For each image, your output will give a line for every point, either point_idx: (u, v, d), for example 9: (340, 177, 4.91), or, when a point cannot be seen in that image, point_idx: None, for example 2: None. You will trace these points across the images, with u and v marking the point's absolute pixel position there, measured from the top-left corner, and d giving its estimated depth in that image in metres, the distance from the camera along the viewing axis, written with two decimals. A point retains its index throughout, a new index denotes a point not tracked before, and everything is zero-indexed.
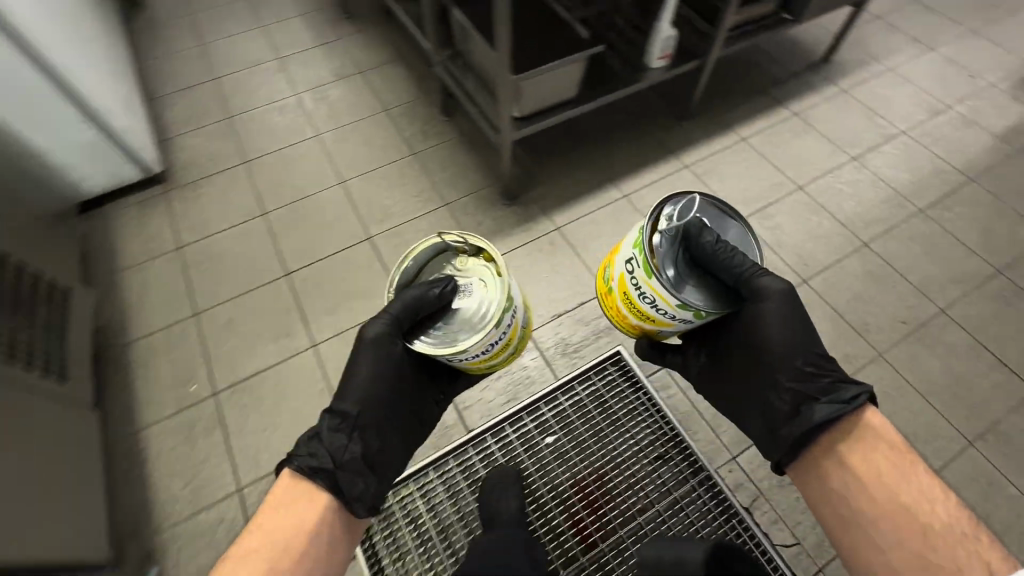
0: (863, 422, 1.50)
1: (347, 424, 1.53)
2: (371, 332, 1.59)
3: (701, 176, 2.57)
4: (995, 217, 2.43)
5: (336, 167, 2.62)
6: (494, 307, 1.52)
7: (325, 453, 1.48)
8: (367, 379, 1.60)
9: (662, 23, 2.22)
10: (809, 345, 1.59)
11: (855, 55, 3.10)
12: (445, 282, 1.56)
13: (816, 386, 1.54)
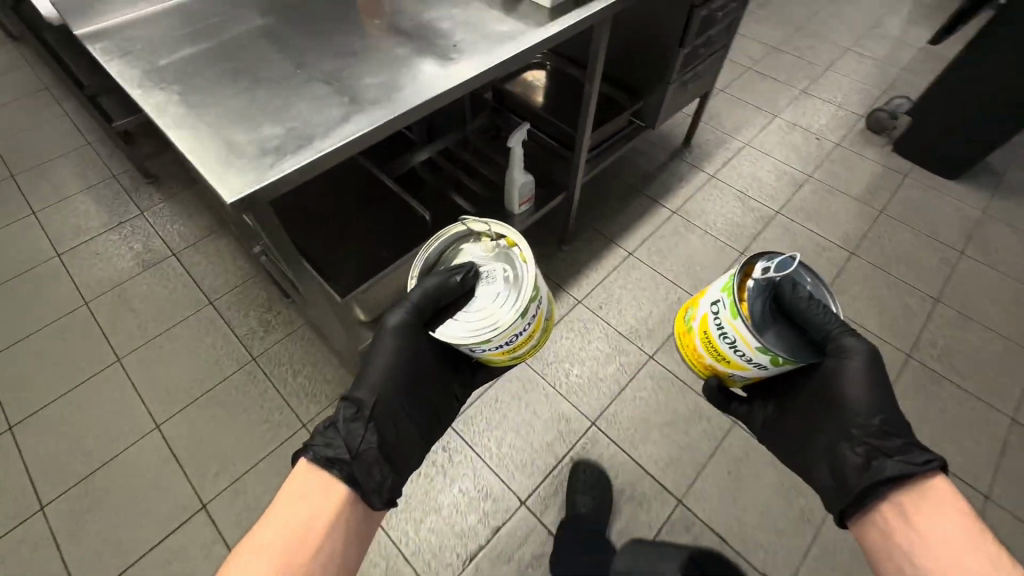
0: (928, 486, 1.14)
1: (357, 411, 1.34)
2: (389, 322, 1.47)
3: (597, 311, 2.28)
4: (883, 290, 2.39)
5: (148, 402, 1.99)
6: (515, 288, 1.44)
7: (338, 441, 1.27)
8: (395, 361, 1.46)
9: (514, 172, 1.92)
10: (895, 412, 1.27)
11: (713, 135, 3.07)
12: (509, 249, 1.52)
13: (884, 431, 1.22)
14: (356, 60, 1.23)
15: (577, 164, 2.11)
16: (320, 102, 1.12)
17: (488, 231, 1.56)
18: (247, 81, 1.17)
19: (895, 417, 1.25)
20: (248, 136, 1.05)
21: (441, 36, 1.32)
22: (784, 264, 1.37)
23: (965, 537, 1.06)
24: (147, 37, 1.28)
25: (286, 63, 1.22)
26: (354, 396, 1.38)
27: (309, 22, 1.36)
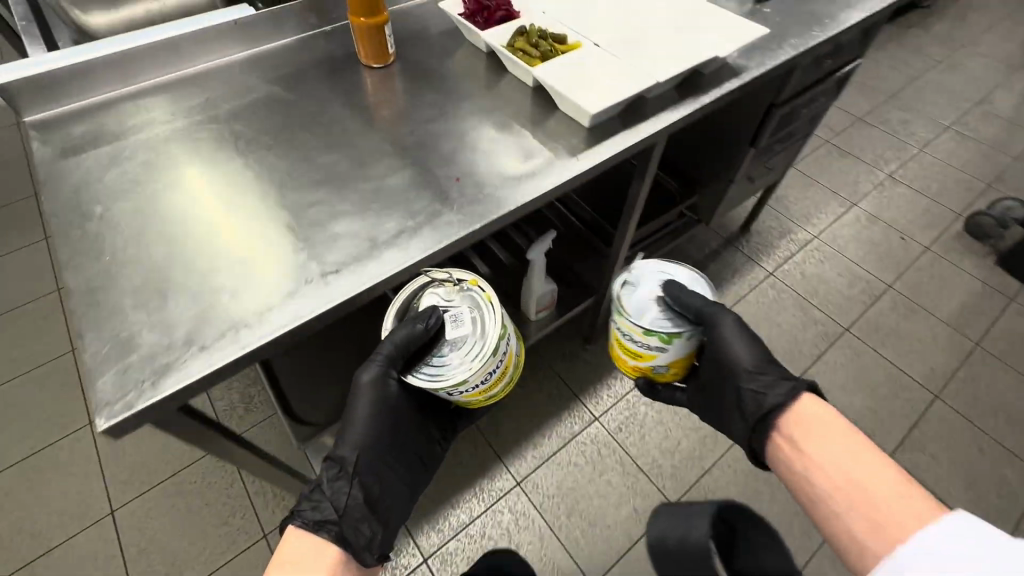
0: (805, 410, 1.09)
1: (346, 469, 1.09)
2: (363, 377, 1.13)
3: (615, 434, 1.96)
4: (974, 451, 1.96)
5: (107, 480, 1.82)
6: (487, 335, 1.15)
7: (326, 503, 1.04)
8: (374, 416, 1.15)
9: (534, 281, 1.63)
10: (768, 360, 1.19)
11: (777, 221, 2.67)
12: (472, 294, 1.22)
13: (768, 386, 1.13)
14: (332, 191, 0.98)
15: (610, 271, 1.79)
16: (271, 257, 0.87)
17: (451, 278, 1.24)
18: (197, 211, 0.94)
19: (782, 370, 1.16)
20: (170, 304, 0.81)
21: (446, 161, 1.04)
22: (663, 272, 1.31)
23: (849, 454, 1.02)
24: (109, 133, 1.08)
25: (251, 186, 0.99)
26: (336, 453, 1.11)
27: (296, 123, 1.12)
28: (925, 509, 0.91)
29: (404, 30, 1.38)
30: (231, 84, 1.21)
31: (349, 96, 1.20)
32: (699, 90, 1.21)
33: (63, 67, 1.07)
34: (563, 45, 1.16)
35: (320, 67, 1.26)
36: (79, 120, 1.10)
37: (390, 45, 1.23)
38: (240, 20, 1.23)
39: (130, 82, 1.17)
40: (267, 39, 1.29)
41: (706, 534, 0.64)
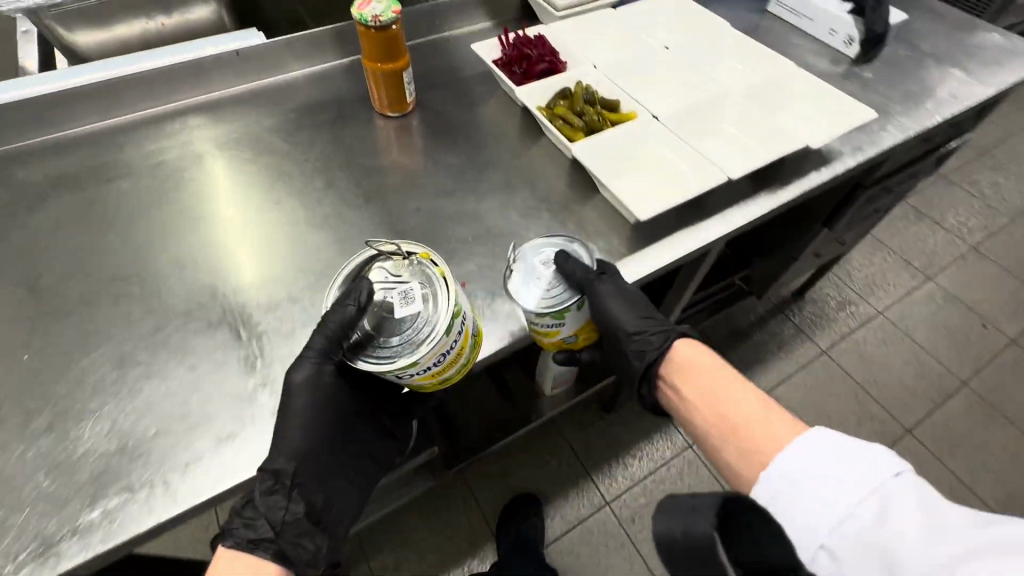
0: (686, 360, 0.83)
1: (291, 486, 0.65)
2: (295, 374, 0.67)
3: (627, 526, 1.73)
4: None
5: None
6: (434, 320, 0.63)
7: (257, 522, 0.63)
8: (308, 416, 0.67)
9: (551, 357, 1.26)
10: (644, 302, 0.83)
11: (836, 289, 2.36)
12: (427, 265, 0.66)
13: (652, 341, 0.83)
14: (311, 283, 0.80)
15: None
16: (218, 372, 0.70)
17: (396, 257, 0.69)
18: (144, 294, 0.77)
19: (660, 323, 0.85)
20: (81, 432, 0.64)
21: (453, 253, 0.86)
22: (552, 242, 0.79)
23: (715, 379, 0.80)
24: (75, 176, 0.93)
25: (216, 265, 0.81)
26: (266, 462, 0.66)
27: (287, 181, 0.95)
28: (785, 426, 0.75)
29: (431, 70, 1.19)
30: (225, 123, 1.05)
31: (355, 149, 1.02)
32: (776, 178, 0.98)
33: (34, 96, 0.93)
34: (613, 116, 0.96)
35: (329, 108, 1.09)
36: (49, 156, 0.96)
37: (410, 92, 1.05)
38: (241, 49, 1.06)
39: (114, 114, 1.02)
40: (274, 71, 1.12)
41: (721, 499, 0.53)
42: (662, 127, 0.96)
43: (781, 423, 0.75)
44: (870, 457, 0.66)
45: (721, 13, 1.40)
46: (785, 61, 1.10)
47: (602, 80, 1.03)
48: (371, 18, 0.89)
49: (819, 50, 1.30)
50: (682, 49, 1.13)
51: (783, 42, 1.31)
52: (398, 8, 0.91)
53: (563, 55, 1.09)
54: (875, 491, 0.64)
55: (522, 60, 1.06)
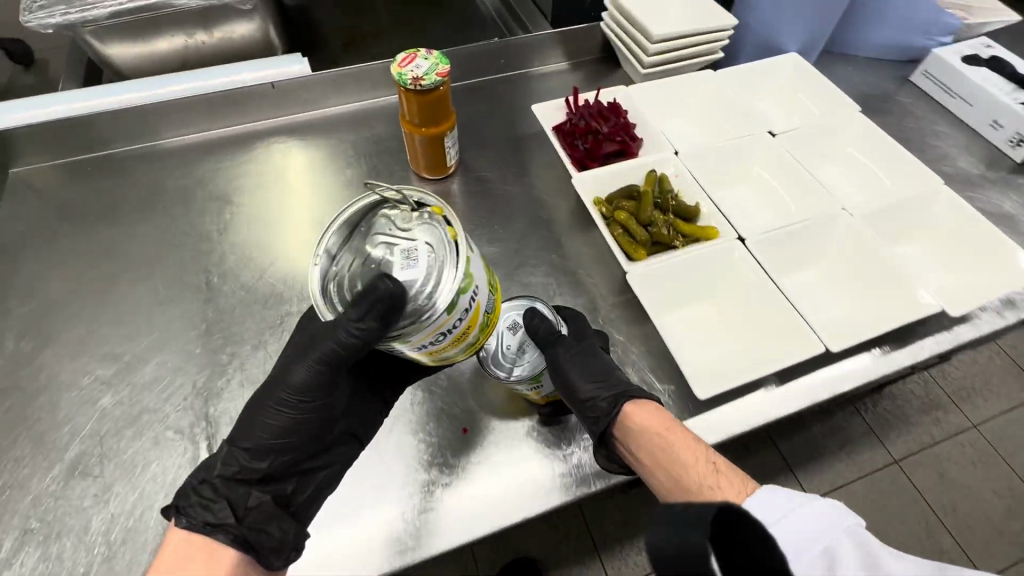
0: (639, 422, 0.60)
1: (249, 461, 0.56)
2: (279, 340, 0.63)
3: None
4: None
5: None
6: (435, 296, 0.47)
7: (208, 501, 0.54)
8: (280, 393, 0.57)
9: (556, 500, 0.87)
10: (612, 375, 0.65)
11: (928, 391, 1.47)
12: (438, 225, 0.50)
13: (606, 399, 0.63)
14: None
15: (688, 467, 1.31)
16: (170, 503, 0.61)
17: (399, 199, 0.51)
18: (117, 378, 0.69)
19: (627, 386, 0.64)
20: (13, 556, 0.57)
21: (462, 385, 0.74)
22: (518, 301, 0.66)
23: (662, 444, 0.58)
24: (89, 212, 0.88)
25: (198, 351, 0.72)
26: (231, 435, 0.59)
27: (297, 246, 0.84)
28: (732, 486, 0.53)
29: (485, 122, 1.04)
30: (251, 163, 0.95)
31: None
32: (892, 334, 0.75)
33: (56, 119, 0.88)
34: (689, 229, 0.77)
35: (363, 158, 0.97)
36: (67, 183, 0.91)
37: (451, 155, 0.90)
38: (276, 82, 0.95)
39: (141, 141, 0.96)
40: (313, 106, 1.01)
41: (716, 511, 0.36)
42: (748, 255, 0.76)
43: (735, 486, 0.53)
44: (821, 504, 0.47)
45: (848, 80, 1.14)
46: (926, 179, 0.86)
47: (683, 174, 0.83)
48: (410, 79, 0.74)
49: (972, 145, 1.03)
50: (790, 143, 0.92)
51: (923, 129, 1.05)
52: (445, 68, 0.76)
53: (640, 131, 0.90)
54: (828, 547, 0.45)
55: (586, 133, 0.86)
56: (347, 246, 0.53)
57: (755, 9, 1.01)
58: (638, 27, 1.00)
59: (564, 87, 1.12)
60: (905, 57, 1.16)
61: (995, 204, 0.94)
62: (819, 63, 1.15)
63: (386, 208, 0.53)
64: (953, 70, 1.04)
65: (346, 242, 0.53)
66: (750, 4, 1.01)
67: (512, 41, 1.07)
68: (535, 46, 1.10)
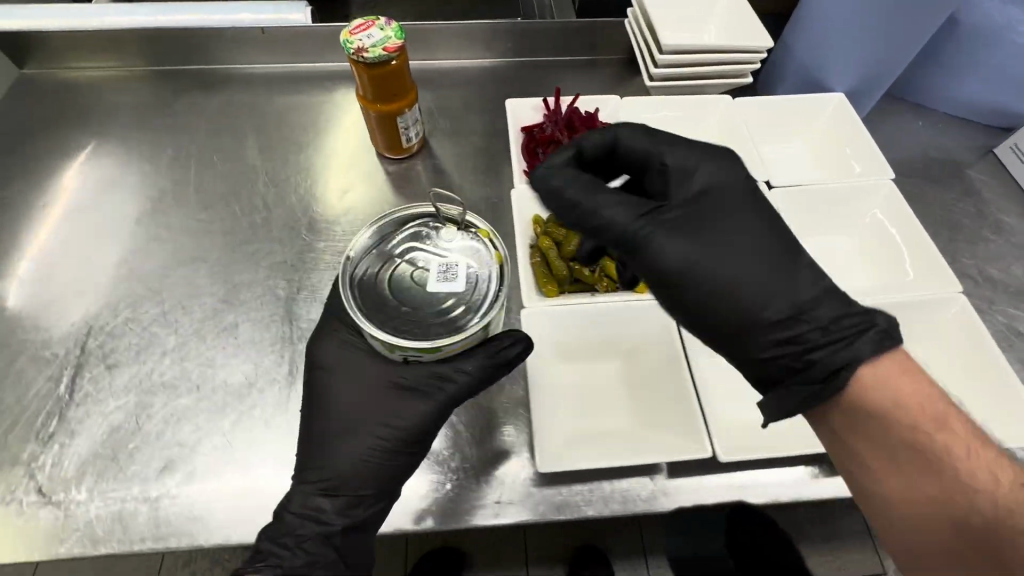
0: (878, 365, 0.46)
1: (331, 501, 0.56)
2: (325, 356, 0.61)
3: None
4: None
5: None
6: (474, 304, 0.51)
7: (293, 546, 0.54)
8: (369, 432, 0.58)
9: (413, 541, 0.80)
10: (785, 249, 0.49)
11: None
12: (475, 243, 0.54)
13: (795, 301, 0.47)
14: (164, 348, 0.68)
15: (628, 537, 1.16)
16: (21, 422, 0.63)
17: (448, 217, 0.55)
18: (28, 293, 0.73)
19: (801, 271, 0.48)
20: None
21: None
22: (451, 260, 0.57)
23: (943, 413, 0.44)
24: (70, 124, 0.91)
25: (104, 283, 0.74)
26: (298, 468, 0.58)
27: (231, 200, 0.83)
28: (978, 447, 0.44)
29: (469, 107, 0.97)
30: (224, 106, 0.95)
31: (326, 185, 0.86)
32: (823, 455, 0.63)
33: (53, 30, 0.90)
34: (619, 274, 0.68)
35: (332, 122, 0.94)
36: (56, 93, 0.94)
37: (410, 137, 0.85)
38: (266, 28, 0.93)
39: (130, 66, 0.98)
40: (301, 58, 0.99)
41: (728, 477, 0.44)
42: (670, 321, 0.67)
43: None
44: None
45: (909, 138, 0.95)
46: (940, 282, 0.69)
47: None
48: (354, 49, 0.68)
49: None
50: (787, 202, 0.77)
51: (981, 218, 0.86)
52: (396, 43, 0.69)
53: None
54: None
55: (548, 142, 0.79)
56: (381, 265, 0.54)
57: (803, 30, 0.85)
58: (653, 33, 0.87)
59: (569, 83, 1.01)
60: (996, 122, 0.94)
61: None
62: (878, 113, 0.97)
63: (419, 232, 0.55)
64: None
65: (382, 264, 0.54)
66: (806, 24, 0.83)
67: (524, 27, 0.98)
68: (546, 34, 1.00)
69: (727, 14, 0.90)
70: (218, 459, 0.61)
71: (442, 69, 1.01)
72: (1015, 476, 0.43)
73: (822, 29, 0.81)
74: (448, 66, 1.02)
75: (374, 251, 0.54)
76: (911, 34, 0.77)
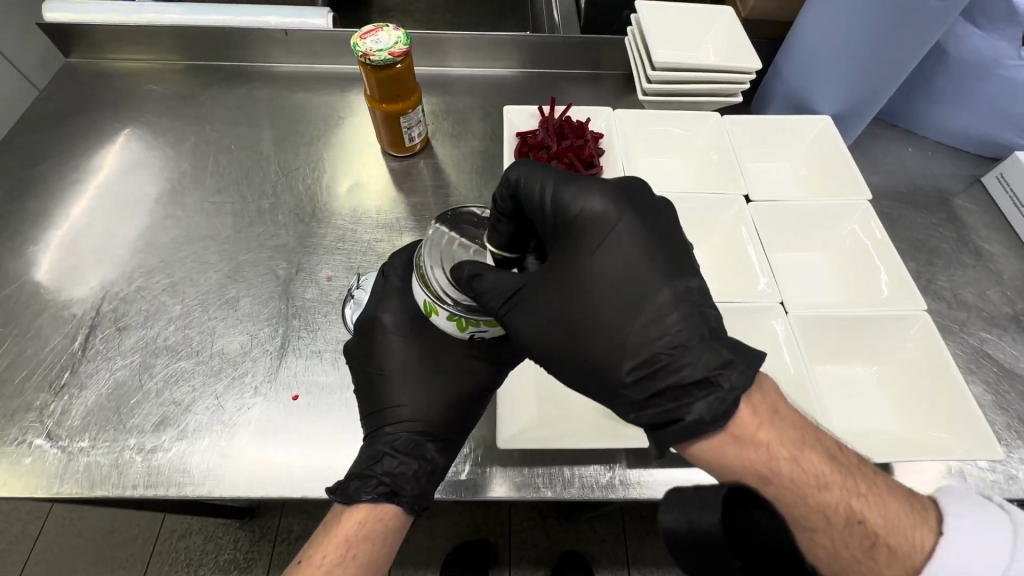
0: (708, 449, 0.44)
1: (430, 441, 0.59)
2: (389, 321, 0.62)
3: None
4: None
5: None
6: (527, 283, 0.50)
7: (412, 477, 0.56)
8: (442, 401, 0.60)
9: None
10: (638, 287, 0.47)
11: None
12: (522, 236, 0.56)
13: (643, 355, 0.46)
14: (171, 315, 0.75)
15: (604, 541, 1.18)
16: (37, 371, 0.69)
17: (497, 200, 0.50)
18: (54, 258, 0.80)
19: (644, 318, 0.46)
20: None
21: (318, 352, 0.72)
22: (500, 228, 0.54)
23: (793, 481, 0.43)
24: (103, 108, 0.99)
25: (121, 253, 0.81)
26: (389, 416, 0.60)
27: (243, 185, 0.90)
28: (839, 499, 0.43)
29: (473, 112, 1.02)
30: (245, 99, 1.01)
31: (332, 177, 0.92)
32: None
33: (97, 24, 0.99)
34: None
35: (343, 118, 1.00)
36: (95, 79, 1.03)
37: (412, 136, 0.90)
38: (289, 30, 1.00)
39: (171, 59, 1.05)
40: (319, 59, 1.05)
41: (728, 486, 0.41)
42: None
43: (915, 521, 0.43)
44: (915, 524, 0.43)
45: (897, 163, 0.97)
46: (909, 299, 0.72)
47: None
48: (363, 51, 0.73)
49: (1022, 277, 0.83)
50: (763, 217, 0.82)
51: (962, 243, 0.87)
52: (401, 48, 0.74)
53: (599, 161, 0.86)
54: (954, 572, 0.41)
55: (539, 147, 0.85)
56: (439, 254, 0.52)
57: (793, 55, 0.88)
58: (647, 51, 0.92)
59: (569, 94, 1.06)
60: (986, 152, 0.96)
61: (1014, 354, 0.76)
62: (866, 141, 1.00)
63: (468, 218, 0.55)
64: None
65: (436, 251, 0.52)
66: (796, 49, 0.87)
67: (530, 41, 1.03)
68: (551, 48, 1.05)
69: (723, 36, 0.94)
70: (210, 417, 0.67)
71: (450, 75, 1.07)
72: (846, 497, 0.43)
73: (809, 53, 0.85)
74: (457, 73, 1.07)
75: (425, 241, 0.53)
76: (894, 69, 0.80)
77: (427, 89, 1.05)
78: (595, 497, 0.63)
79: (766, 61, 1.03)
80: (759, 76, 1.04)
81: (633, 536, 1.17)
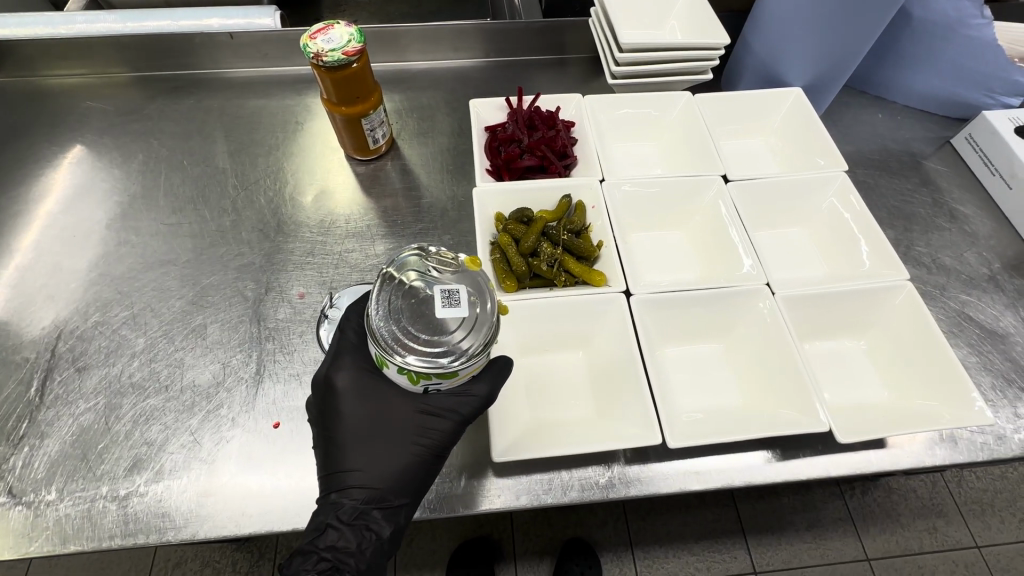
0: None
1: (377, 508, 0.56)
2: (342, 380, 0.59)
3: None
4: None
5: None
6: (474, 336, 0.46)
7: (357, 551, 0.54)
8: (406, 448, 0.57)
9: None
10: None
11: (933, 494, 1.17)
12: (479, 273, 0.49)
13: None
14: (133, 349, 0.70)
15: (607, 527, 1.16)
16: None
17: (446, 256, 0.49)
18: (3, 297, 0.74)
19: None
20: None
21: (296, 375, 0.69)
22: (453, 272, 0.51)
23: None
24: (40, 130, 0.92)
25: (74, 287, 0.75)
26: (337, 482, 0.57)
27: (201, 204, 0.84)
28: None
29: (437, 108, 0.98)
30: (195, 110, 0.95)
31: (296, 187, 0.87)
32: (777, 440, 0.65)
33: (23, 41, 0.91)
34: (576, 269, 0.70)
35: (302, 123, 0.95)
36: (27, 99, 0.95)
37: (376, 138, 0.86)
38: (234, 34, 0.93)
39: (110, 70, 0.98)
40: (270, 62, 1.00)
41: None
42: (628, 313, 0.67)
43: None
44: None
45: (869, 130, 0.97)
46: (892, 269, 0.72)
47: (599, 207, 0.76)
48: (314, 52, 0.68)
49: (996, 237, 0.84)
50: (742, 195, 0.80)
51: (937, 207, 0.88)
52: (355, 46, 0.69)
53: (572, 150, 0.83)
54: None
55: (510, 141, 0.83)
56: (389, 308, 0.48)
57: (761, 30, 0.86)
58: (613, 34, 0.89)
59: (536, 82, 1.02)
60: (954, 114, 0.96)
61: (994, 314, 0.77)
62: (837, 111, 0.99)
63: (418, 260, 0.50)
64: (1000, 140, 0.84)
65: (384, 306, 0.48)
66: (762, 25, 0.85)
67: (492, 29, 0.99)
68: (514, 35, 1.01)
69: (689, 11, 0.91)
70: (189, 455, 0.63)
71: (409, 69, 1.03)
72: None
73: (776, 28, 0.83)
74: (417, 67, 1.03)
75: (373, 292, 0.49)
76: (860, 37, 0.78)
77: (387, 86, 1.00)
78: (593, 497, 0.62)
79: (733, 35, 1.01)
80: (727, 50, 1.02)
81: (635, 517, 1.16)
